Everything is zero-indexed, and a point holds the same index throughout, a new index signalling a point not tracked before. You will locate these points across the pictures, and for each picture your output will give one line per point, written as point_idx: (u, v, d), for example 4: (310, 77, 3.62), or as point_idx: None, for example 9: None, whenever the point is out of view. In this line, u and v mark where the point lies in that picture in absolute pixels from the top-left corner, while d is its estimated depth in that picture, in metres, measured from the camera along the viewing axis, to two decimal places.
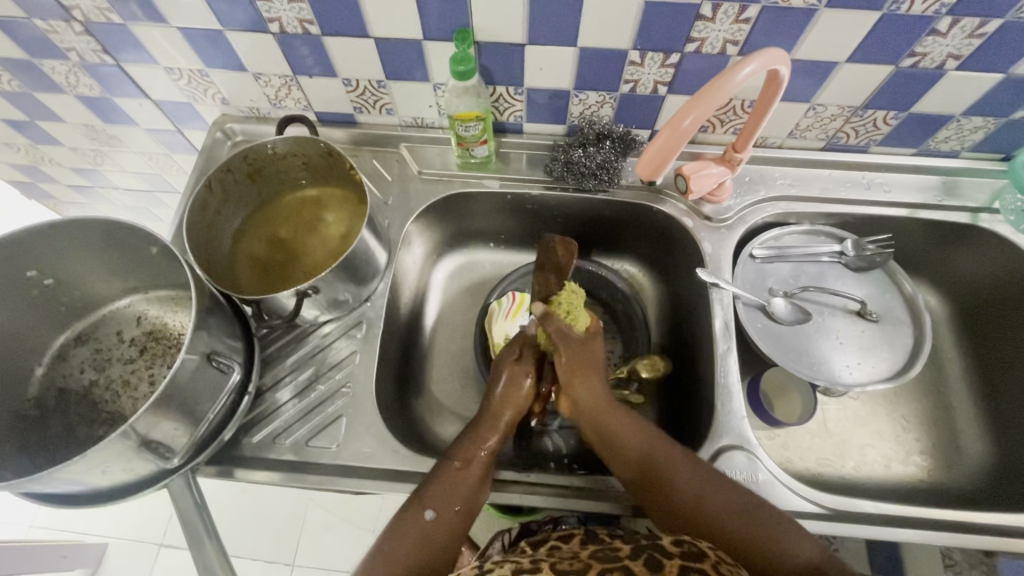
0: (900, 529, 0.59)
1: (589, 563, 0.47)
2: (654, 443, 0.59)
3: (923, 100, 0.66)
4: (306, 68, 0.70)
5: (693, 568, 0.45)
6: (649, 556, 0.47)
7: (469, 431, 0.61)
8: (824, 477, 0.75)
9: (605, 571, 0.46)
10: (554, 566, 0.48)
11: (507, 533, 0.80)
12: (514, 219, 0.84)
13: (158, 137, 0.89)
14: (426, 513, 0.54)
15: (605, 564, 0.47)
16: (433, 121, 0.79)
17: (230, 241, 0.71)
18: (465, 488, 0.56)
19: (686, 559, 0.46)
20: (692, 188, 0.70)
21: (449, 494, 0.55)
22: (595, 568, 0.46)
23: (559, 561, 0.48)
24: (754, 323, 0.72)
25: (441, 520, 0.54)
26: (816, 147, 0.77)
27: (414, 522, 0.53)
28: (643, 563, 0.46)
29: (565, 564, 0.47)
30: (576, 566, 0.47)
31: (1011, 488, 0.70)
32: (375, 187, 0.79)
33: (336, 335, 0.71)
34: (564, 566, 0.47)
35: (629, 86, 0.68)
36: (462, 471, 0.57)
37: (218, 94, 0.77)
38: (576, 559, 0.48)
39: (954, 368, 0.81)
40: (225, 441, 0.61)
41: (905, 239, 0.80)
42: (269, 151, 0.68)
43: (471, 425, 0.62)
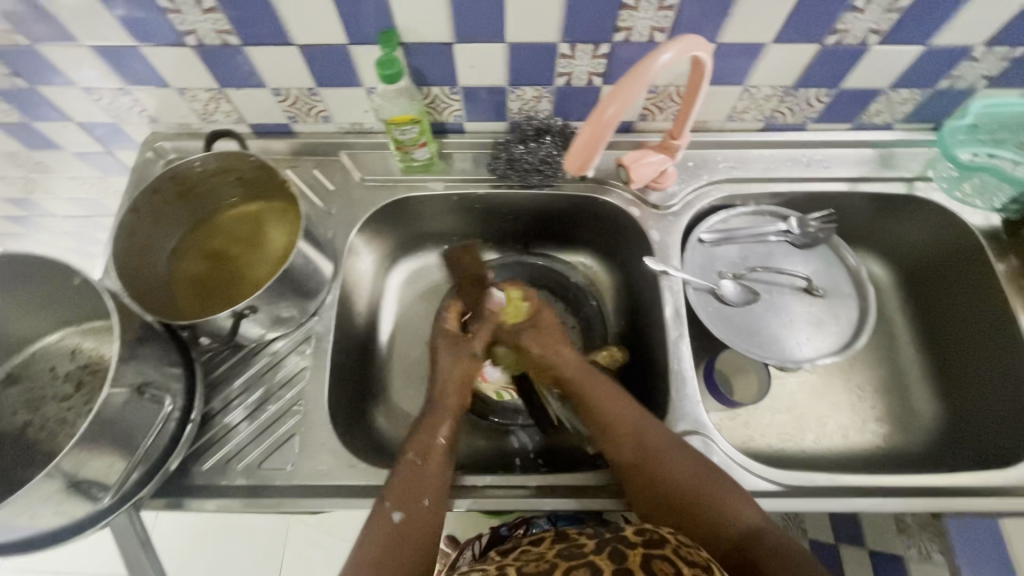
0: (854, 499, 0.60)
1: (555, 563, 0.47)
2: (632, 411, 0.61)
3: (851, 76, 0.67)
4: (231, 80, 0.68)
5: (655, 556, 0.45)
6: (613, 549, 0.47)
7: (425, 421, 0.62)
8: (786, 453, 0.76)
9: (570, 569, 0.45)
10: (520, 569, 0.48)
11: (478, 541, 0.80)
12: (465, 219, 0.84)
13: (89, 159, 0.85)
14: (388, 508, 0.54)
15: (571, 562, 0.46)
16: (372, 126, 0.77)
17: (167, 266, 0.68)
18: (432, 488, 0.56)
19: (648, 547, 0.47)
20: (634, 178, 0.70)
21: (412, 492, 0.55)
22: (561, 567, 0.46)
23: (526, 564, 0.48)
24: (705, 307, 0.73)
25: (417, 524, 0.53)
26: (756, 128, 0.77)
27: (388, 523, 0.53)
28: (607, 556, 0.46)
29: (531, 568, 0.47)
30: (542, 567, 0.47)
31: (961, 447, 0.72)
32: (317, 197, 0.77)
33: (287, 352, 0.69)
34: (531, 569, 0.47)
35: (564, 79, 0.68)
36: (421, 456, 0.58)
37: (144, 111, 0.74)
38: (542, 559, 0.48)
39: (904, 336, 0.83)
40: (172, 471, 0.59)
41: (848, 212, 0.81)
42: (197, 169, 0.66)
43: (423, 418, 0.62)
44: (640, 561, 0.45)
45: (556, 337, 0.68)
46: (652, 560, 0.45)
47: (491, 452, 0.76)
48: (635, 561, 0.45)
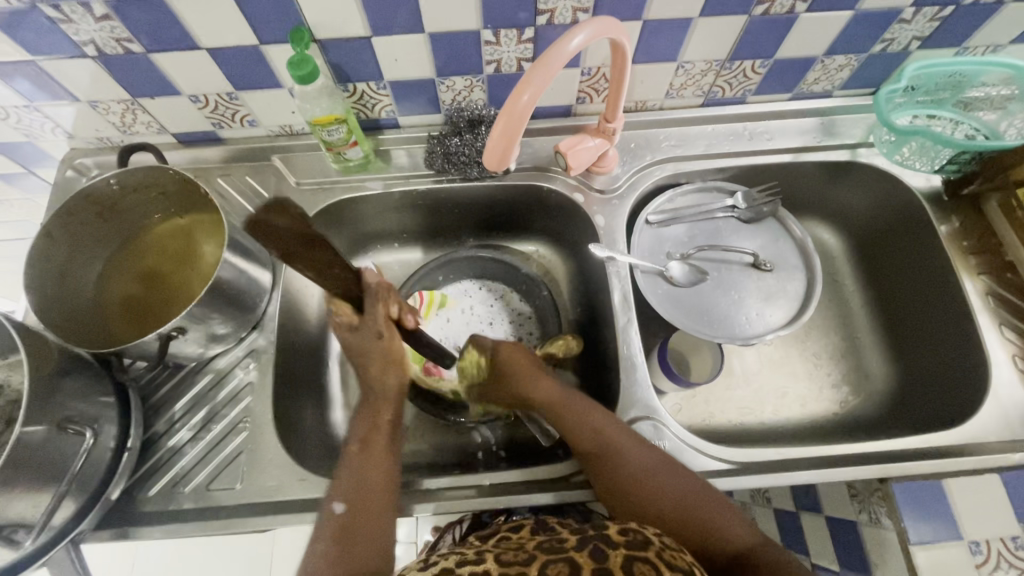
0: (805, 470, 0.61)
1: (533, 555, 0.45)
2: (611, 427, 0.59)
3: (783, 46, 0.66)
4: (143, 89, 0.65)
5: (637, 558, 0.44)
6: (595, 546, 0.45)
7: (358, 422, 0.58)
8: (746, 426, 0.77)
9: (548, 563, 0.44)
10: (498, 557, 0.46)
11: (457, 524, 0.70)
12: (410, 216, 0.82)
13: (10, 181, 0.81)
14: (337, 508, 0.52)
15: (550, 555, 0.45)
16: (303, 127, 0.74)
17: (95, 289, 0.66)
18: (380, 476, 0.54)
19: (630, 548, 0.45)
20: (572, 164, 0.68)
21: (357, 483, 0.53)
22: (539, 560, 0.44)
23: (504, 552, 0.47)
24: (655, 290, 0.72)
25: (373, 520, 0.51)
26: (696, 104, 0.76)
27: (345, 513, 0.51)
28: (588, 553, 0.44)
29: (509, 557, 0.46)
30: (520, 558, 0.45)
31: (912, 408, 0.74)
32: (251, 205, 0.75)
33: (230, 368, 0.67)
34: (507, 557, 0.46)
35: (492, 67, 0.65)
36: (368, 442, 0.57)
37: (57, 127, 0.71)
38: (521, 549, 0.47)
39: (857, 302, 0.83)
40: (116, 500, 0.58)
41: (795, 182, 0.80)
42: (114, 187, 0.63)
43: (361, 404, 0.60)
44: (620, 562, 0.43)
45: (526, 370, 0.65)
46: (634, 563, 0.43)
47: (454, 450, 0.76)
48: (617, 563, 0.43)
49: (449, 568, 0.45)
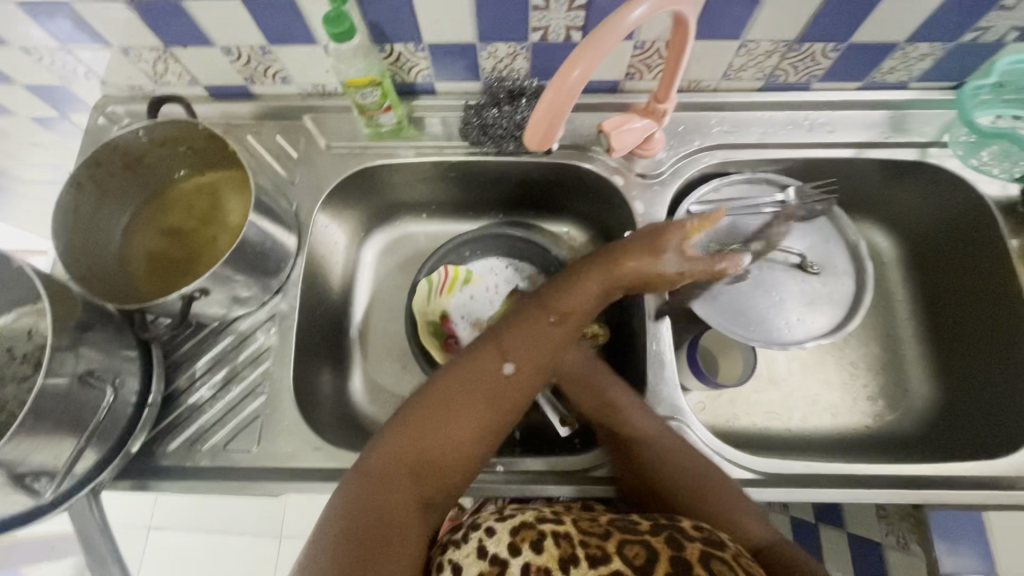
0: (833, 488, 0.58)
1: (610, 532, 0.45)
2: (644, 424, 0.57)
3: (862, 29, 0.59)
4: (176, 38, 0.62)
5: (714, 555, 0.42)
6: (671, 535, 0.45)
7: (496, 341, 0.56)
8: (770, 431, 0.74)
9: (624, 543, 0.44)
10: (576, 522, 0.47)
11: None
12: (440, 187, 0.79)
13: (44, 124, 0.81)
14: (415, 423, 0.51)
15: (627, 535, 0.45)
16: (336, 88, 0.72)
17: (122, 241, 0.65)
18: (463, 417, 0.51)
19: (708, 545, 0.44)
20: (614, 146, 0.63)
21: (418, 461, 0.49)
22: (616, 537, 0.44)
23: (582, 520, 0.47)
24: (690, 284, 0.69)
25: (450, 439, 0.50)
26: (754, 88, 0.71)
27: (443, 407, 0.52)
28: (665, 541, 0.43)
29: (587, 527, 0.46)
30: (598, 530, 0.46)
31: (953, 430, 0.70)
32: (279, 166, 0.73)
33: (252, 330, 0.67)
34: (586, 527, 0.46)
35: (539, 35, 0.61)
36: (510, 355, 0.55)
37: (90, 72, 0.69)
38: (598, 522, 0.47)
39: (903, 312, 0.78)
40: (136, 452, 0.59)
41: (852, 180, 0.75)
42: (144, 139, 0.61)
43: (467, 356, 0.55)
44: (696, 556, 0.42)
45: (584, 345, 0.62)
46: (711, 560, 0.41)
47: None
48: (693, 555, 0.42)
49: (530, 523, 0.46)
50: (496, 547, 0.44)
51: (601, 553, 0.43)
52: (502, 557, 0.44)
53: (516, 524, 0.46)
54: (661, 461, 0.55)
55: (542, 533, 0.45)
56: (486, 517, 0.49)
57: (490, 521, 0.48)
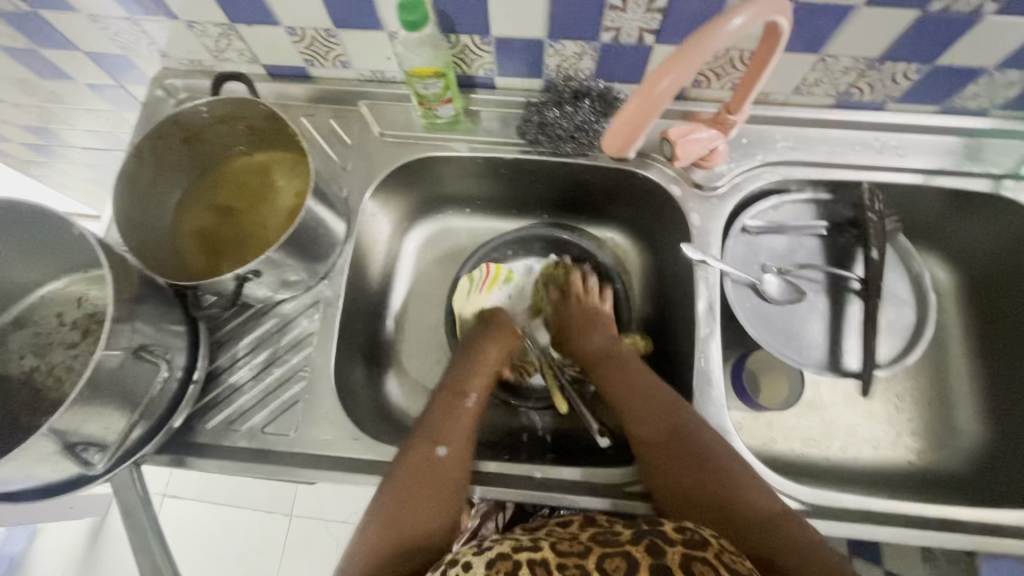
0: (879, 526, 0.56)
1: (589, 548, 0.44)
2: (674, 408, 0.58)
3: (951, 51, 0.57)
4: (243, 15, 0.62)
5: (696, 558, 0.41)
6: (651, 542, 0.43)
7: (439, 409, 0.61)
8: (809, 458, 0.71)
9: (604, 557, 0.42)
10: (554, 545, 0.45)
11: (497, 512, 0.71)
12: (489, 183, 0.78)
13: (101, 92, 0.81)
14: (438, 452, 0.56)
15: (607, 548, 0.43)
16: (395, 75, 0.71)
17: (173, 216, 0.65)
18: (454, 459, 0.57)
19: (689, 547, 0.42)
20: (680, 155, 0.62)
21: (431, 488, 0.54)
22: (596, 552, 0.43)
23: (559, 541, 0.45)
24: (743, 303, 0.67)
25: (451, 469, 0.56)
26: (825, 104, 0.68)
27: (425, 464, 0.55)
28: (645, 549, 0.42)
29: (565, 546, 0.44)
30: (575, 549, 0.44)
31: (1003, 474, 0.67)
32: (332, 150, 0.72)
33: (295, 314, 0.66)
34: (563, 547, 0.44)
35: (611, 35, 0.59)
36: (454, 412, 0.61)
37: (153, 44, 0.69)
38: (576, 541, 0.45)
39: (957, 348, 0.75)
40: (177, 428, 0.59)
41: (916, 208, 0.72)
42: (204, 115, 0.61)
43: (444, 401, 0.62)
44: (678, 562, 0.41)
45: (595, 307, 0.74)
46: (693, 565, 0.40)
47: (500, 429, 0.74)
48: (674, 562, 0.41)
49: (505, 553, 0.43)
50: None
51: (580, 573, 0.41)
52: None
53: (492, 555, 0.43)
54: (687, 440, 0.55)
55: (518, 561, 0.42)
56: (461, 551, 0.45)
57: (468, 555, 0.44)
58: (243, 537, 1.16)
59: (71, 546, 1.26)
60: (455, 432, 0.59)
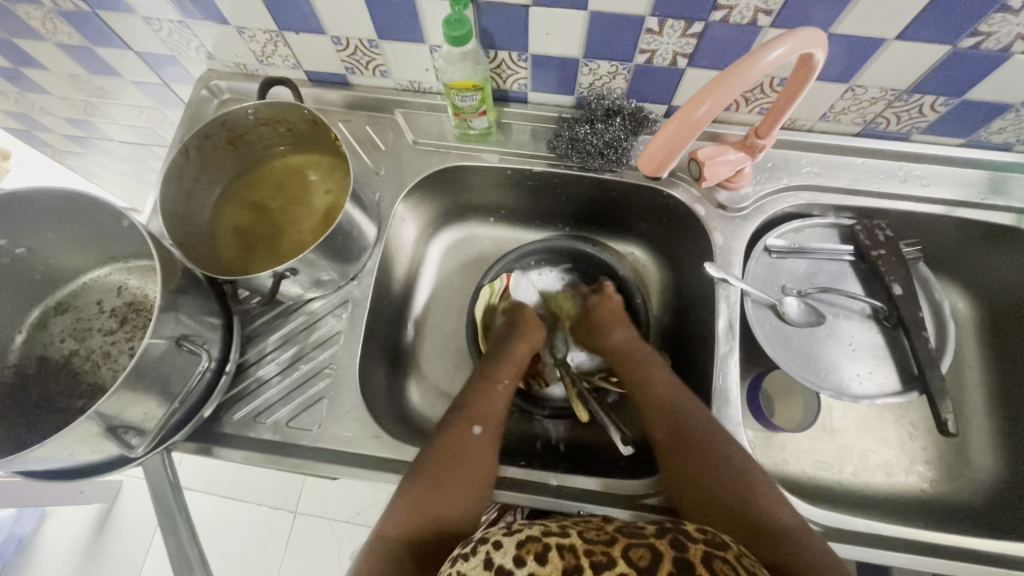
0: (890, 551, 0.57)
1: (615, 538, 0.45)
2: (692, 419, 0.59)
3: (979, 87, 0.58)
4: (291, 24, 0.64)
5: (717, 556, 0.42)
6: (674, 536, 0.44)
7: (479, 396, 0.65)
8: (821, 481, 0.71)
9: (630, 547, 0.43)
10: (581, 533, 0.46)
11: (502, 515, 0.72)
12: (516, 194, 0.80)
13: (146, 89, 0.85)
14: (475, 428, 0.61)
15: (632, 540, 0.44)
16: (431, 86, 0.73)
17: (213, 212, 0.68)
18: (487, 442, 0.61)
19: (711, 545, 0.43)
20: (706, 175, 0.63)
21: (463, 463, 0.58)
22: (621, 542, 0.44)
23: (586, 530, 0.46)
24: (763, 323, 0.68)
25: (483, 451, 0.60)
26: (850, 132, 0.70)
27: (460, 446, 0.59)
28: (669, 543, 0.43)
29: (592, 534, 0.45)
30: (602, 537, 0.45)
31: (1016, 507, 0.67)
32: (366, 155, 0.74)
33: (324, 313, 0.68)
34: (591, 535, 0.45)
35: (645, 57, 0.61)
36: (494, 401, 0.65)
37: (201, 47, 0.72)
38: (603, 530, 0.47)
39: (974, 379, 0.75)
40: (205, 418, 0.61)
41: (938, 238, 0.72)
42: (250, 117, 0.64)
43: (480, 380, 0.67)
44: (700, 557, 0.41)
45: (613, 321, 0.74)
46: (714, 560, 0.41)
47: (515, 435, 0.75)
48: (696, 556, 0.41)
49: (535, 536, 0.45)
50: (501, 558, 0.43)
51: (605, 559, 0.42)
52: (508, 568, 0.42)
53: (522, 537, 0.45)
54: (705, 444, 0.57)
55: (547, 544, 0.44)
56: (492, 532, 0.47)
57: (498, 535, 0.46)
58: (248, 530, 1.17)
59: (78, 530, 1.27)
60: (492, 418, 0.63)
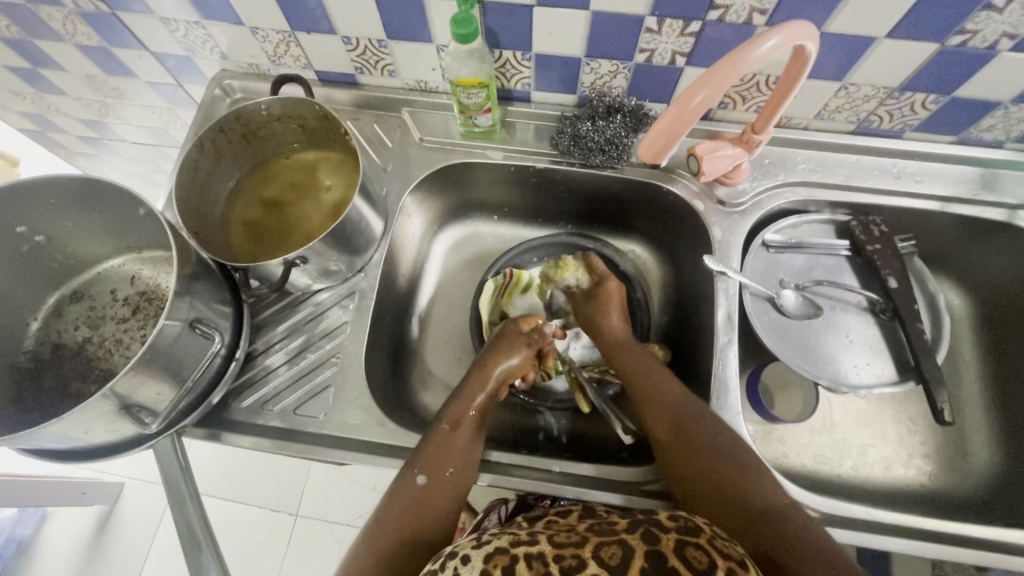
0: (890, 538, 0.57)
1: (585, 539, 0.43)
2: (690, 415, 0.59)
3: (968, 84, 0.60)
4: (304, 24, 0.67)
5: (689, 543, 0.42)
6: (646, 530, 0.44)
7: (434, 440, 0.59)
8: (821, 474, 0.72)
9: (600, 545, 0.42)
10: (551, 538, 0.45)
11: (503, 506, 0.73)
12: (518, 192, 0.82)
13: (159, 90, 0.87)
14: (418, 476, 0.56)
15: (603, 538, 0.43)
16: (438, 85, 0.75)
17: (225, 206, 0.70)
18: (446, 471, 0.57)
19: (682, 534, 0.43)
20: (704, 170, 0.65)
21: (423, 502, 0.54)
22: (592, 542, 0.43)
23: (556, 534, 0.45)
24: (761, 315, 0.70)
25: (446, 486, 0.56)
26: (845, 130, 0.72)
27: (413, 500, 0.54)
28: (639, 537, 0.42)
29: (562, 538, 0.44)
30: (572, 539, 0.44)
31: (1015, 499, 0.67)
32: (374, 153, 0.76)
33: (330, 304, 0.70)
34: (560, 539, 0.44)
35: (645, 56, 0.63)
36: (449, 440, 0.59)
37: (216, 47, 0.75)
38: (573, 532, 0.45)
39: (970, 374, 0.76)
40: (214, 404, 0.62)
41: (932, 234, 0.74)
42: (263, 112, 0.66)
43: (454, 395, 0.64)
44: (673, 546, 0.41)
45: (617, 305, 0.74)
46: (686, 549, 0.41)
47: (517, 427, 0.76)
48: (669, 546, 0.41)
49: (502, 548, 0.43)
50: None
51: (576, 563, 0.40)
52: None
53: (490, 551, 0.44)
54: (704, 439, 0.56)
55: (515, 555, 0.42)
56: (460, 546, 0.46)
57: (466, 550, 0.45)
58: (249, 533, 1.17)
59: (79, 532, 1.27)
60: (445, 463, 0.57)
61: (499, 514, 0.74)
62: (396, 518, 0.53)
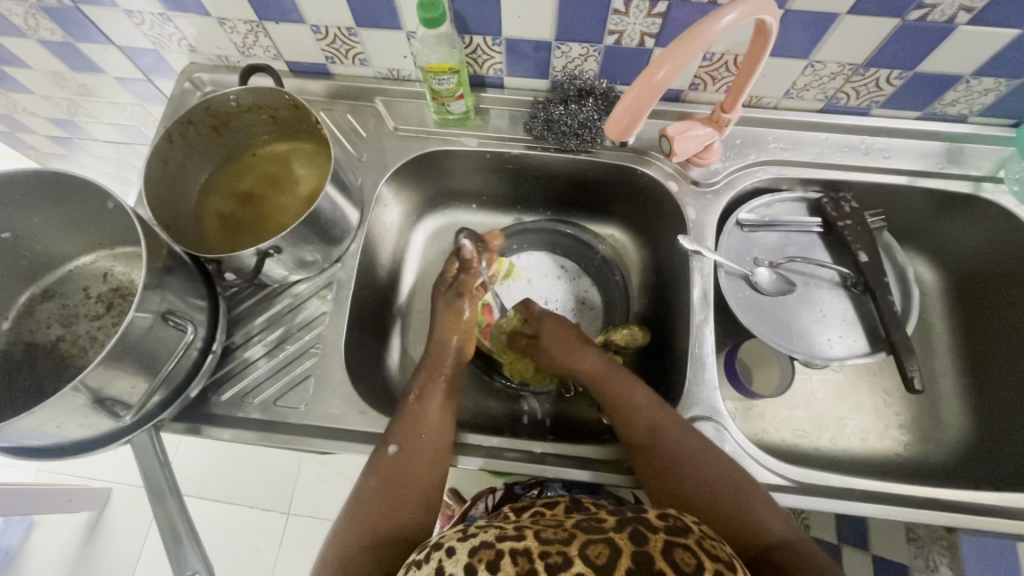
0: (866, 504, 0.59)
1: (573, 534, 0.43)
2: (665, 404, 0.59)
3: (930, 58, 0.61)
4: (271, 13, 0.66)
5: (677, 545, 0.41)
6: (635, 529, 0.43)
7: (408, 416, 0.59)
8: (800, 448, 0.73)
9: (587, 543, 0.41)
10: (538, 532, 0.44)
11: (492, 494, 0.74)
12: (495, 179, 0.82)
13: (128, 86, 0.86)
14: (394, 450, 0.56)
15: (591, 535, 0.42)
16: (410, 74, 0.75)
17: (197, 199, 0.69)
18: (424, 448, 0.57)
19: (671, 535, 0.42)
20: (676, 150, 0.66)
21: (399, 479, 0.55)
22: (579, 539, 0.42)
23: (544, 528, 0.44)
24: (736, 293, 0.70)
25: (424, 466, 0.56)
26: (814, 109, 0.72)
27: (389, 472, 0.55)
28: (628, 537, 0.42)
29: (549, 533, 0.43)
30: (560, 535, 0.43)
31: (987, 464, 0.69)
32: (348, 143, 0.76)
33: (309, 295, 0.69)
34: (548, 534, 0.43)
35: (614, 38, 0.63)
36: (422, 413, 0.60)
37: (184, 40, 0.74)
38: (560, 526, 0.44)
39: (942, 344, 0.77)
40: (192, 398, 0.62)
41: (901, 209, 0.75)
42: (232, 103, 0.65)
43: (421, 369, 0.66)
44: (661, 548, 0.41)
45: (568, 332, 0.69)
46: (674, 550, 0.40)
47: (501, 414, 0.76)
48: (657, 549, 0.40)
49: (488, 542, 0.43)
50: (452, 568, 0.41)
51: (562, 560, 0.40)
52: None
53: (476, 543, 0.43)
54: (681, 431, 0.57)
55: (501, 550, 0.42)
56: (446, 536, 0.46)
57: (452, 541, 0.44)
58: (241, 532, 1.17)
59: (66, 539, 1.26)
60: (420, 437, 0.58)
61: (486, 502, 0.74)
62: (375, 494, 0.54)
